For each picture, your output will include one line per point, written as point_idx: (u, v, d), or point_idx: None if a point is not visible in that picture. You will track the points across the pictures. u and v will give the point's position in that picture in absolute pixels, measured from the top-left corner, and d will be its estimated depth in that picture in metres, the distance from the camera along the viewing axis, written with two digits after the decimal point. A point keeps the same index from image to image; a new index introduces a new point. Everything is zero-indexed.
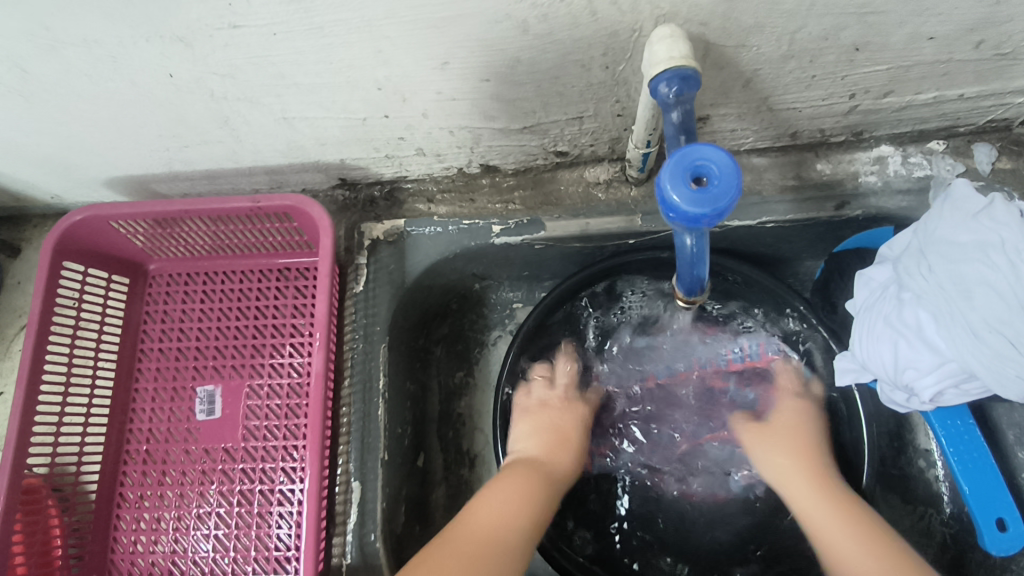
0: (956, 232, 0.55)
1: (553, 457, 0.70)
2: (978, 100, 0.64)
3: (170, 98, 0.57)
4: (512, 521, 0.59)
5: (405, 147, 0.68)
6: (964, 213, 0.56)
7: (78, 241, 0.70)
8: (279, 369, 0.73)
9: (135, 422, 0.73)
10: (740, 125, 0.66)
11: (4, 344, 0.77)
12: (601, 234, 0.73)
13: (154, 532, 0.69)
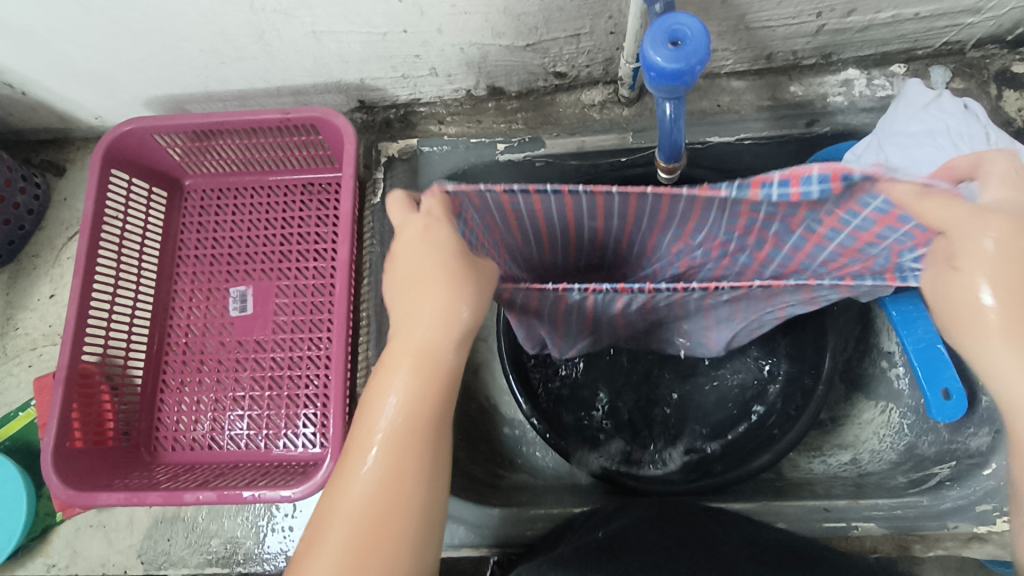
0: (908, 126, 0.64)
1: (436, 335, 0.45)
2: (932, 21, 0.72)
3: (214, 9, 0.64)
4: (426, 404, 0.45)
5: (420, 65, 0.75)
6: (915, 110, 0.64)
7: (125, 152, 0.77)
8: (305, 271, 0.81)
9: (175, 319, 0.81)
10: (720, 44, 0.74)
11: (53, 253, 0.85)
12: (596, 150, 0.80)
13: (195, 413, 0.77)
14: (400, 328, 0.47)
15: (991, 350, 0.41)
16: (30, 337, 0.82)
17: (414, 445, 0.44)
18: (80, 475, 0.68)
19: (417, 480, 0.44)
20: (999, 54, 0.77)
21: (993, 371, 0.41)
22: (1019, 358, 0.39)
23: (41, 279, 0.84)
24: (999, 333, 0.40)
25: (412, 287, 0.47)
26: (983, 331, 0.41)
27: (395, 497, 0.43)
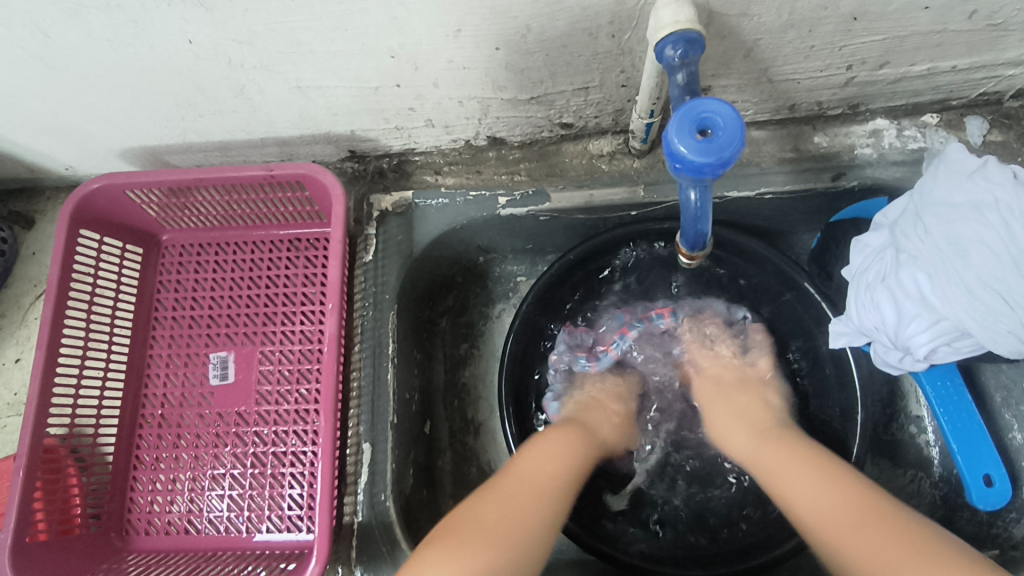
0: (950, 195, 0.58)
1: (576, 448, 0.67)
2: (970, 72, 0.66)
3: (187, 65, 0.58)
4: (560, 468, 0.63)
5: (414, 118, 0.70)
6: (957, 176, 0.59)
7: (95, 210, 0.71)
8: (291, 335, 0.75)
9: (150, 387, 0.75)
10: (741, 96, 0.68)
11: (20, 313, 0.79)
12: (605, 205, 0.75)
13: (170, 493, 0.71)
14: (518, 464, 0.63)
15: (792, 492, 0.58)
16: None
17: (532, 499, 0.58)
18: (41, 571, 0.62)
19: (535, 532, 0.55)
20: None
21: (812, 517, 0.55)
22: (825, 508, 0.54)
23: (7, 342, 0.78)
24: (795, 480, 0.58)
25: (554, 434, 0.67)
26: (782, 482, 0.59)
27: (512, 532, 0.54)
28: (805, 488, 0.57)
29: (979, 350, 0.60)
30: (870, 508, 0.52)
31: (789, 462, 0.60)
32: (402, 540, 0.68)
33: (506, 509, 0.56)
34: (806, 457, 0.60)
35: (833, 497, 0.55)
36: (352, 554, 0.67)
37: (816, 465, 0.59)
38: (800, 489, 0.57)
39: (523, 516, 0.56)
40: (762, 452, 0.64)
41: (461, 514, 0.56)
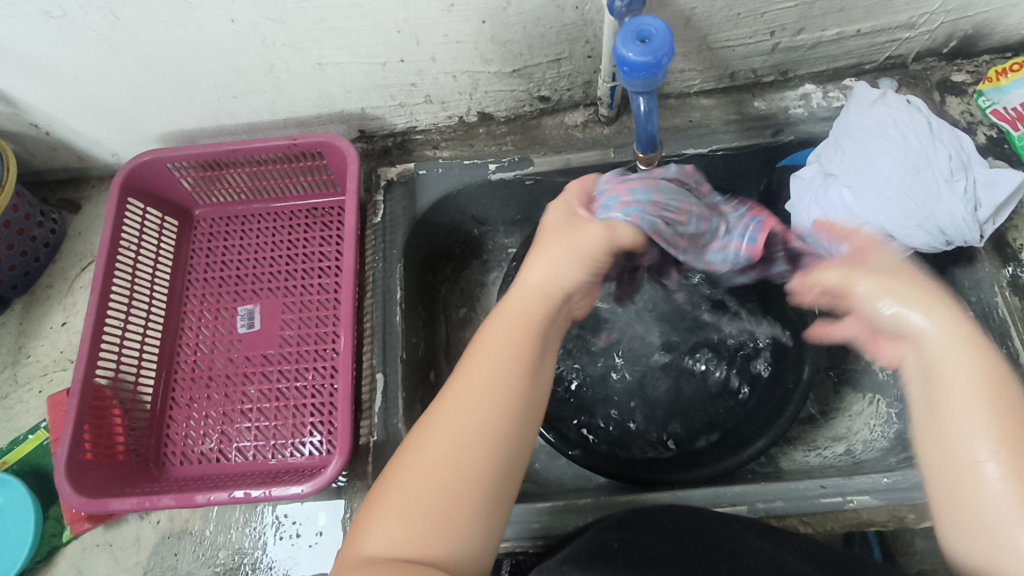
0: (860, 121, 0.70)
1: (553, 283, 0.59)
2: (873, 36, 0.80)
3: (230, 44, 0.71)
4: (509, 355, 0.55)
5: (415, 93, 0.82)
6: (864, 106, 0.71)
7: (141, 182, 0.83)
8: (310, 287, 0.84)
9: (184, 338, 0.84)
10: (686, 64, 0.82)
11: (67, 283, 0.89)
12: (581, 166, 0.87)
13: (203, 428, 0.79)
14: (486, 341, 0.56)
15: (975, 438, 0.47)
16: (41, 364, 0.84)
17: (471, 420, 0.52)
18: (92, 485, 0.70)
19: (472, 457, 0.51)
20: (939, 66, 0.86)
21: (994, 481, 0.46)
22: (995, 448, 0.47)
23: (54, 308, 0.87)
24: (983, 411, 0.48)
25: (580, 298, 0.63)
26: (971, 411, 0.48)
27: (452, 470, 0.50)
28: (984, 441, 0.47)
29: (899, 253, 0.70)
30: None
31: (918, 304, 0.52)
32: None
33: (456, 433, 0.51)
34: (981, 377, 0.49)
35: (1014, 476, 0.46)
36: (369, 468, 0.75)
37: (1004, 405, 0.48)
38: (977, 449, 0.47)
39: (474, 446, 0.51)
40: (944, 351, 0.50)
41: (432, 430, 0.52)
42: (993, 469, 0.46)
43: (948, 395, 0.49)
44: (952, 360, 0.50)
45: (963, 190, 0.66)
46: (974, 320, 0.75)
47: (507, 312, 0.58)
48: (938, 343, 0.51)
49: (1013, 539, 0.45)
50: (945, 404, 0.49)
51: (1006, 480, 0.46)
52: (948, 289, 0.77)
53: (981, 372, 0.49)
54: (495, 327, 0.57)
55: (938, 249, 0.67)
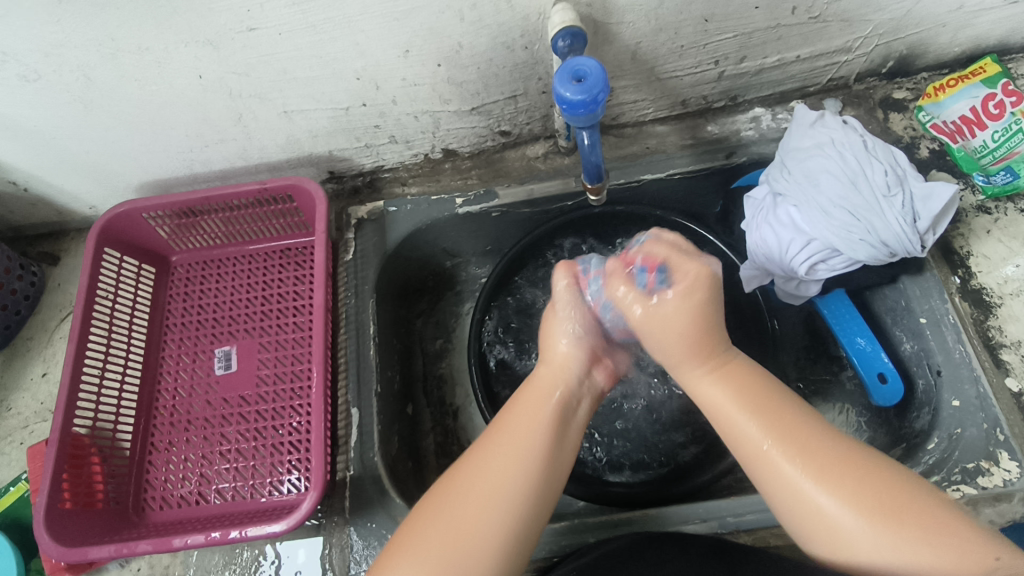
0: (801, 142, 0.74)
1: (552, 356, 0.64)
2: (814, 61, 0.84)
3: (197, 98, 0.74)
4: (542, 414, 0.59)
5: (380, 135, 0.86)
6: (805, 128, 0.75)
7: (117, 233, 0.85)
8: (284, 327, 0.86)
9: (162, 383, 0.85)
10: (639, 95, 0.86)
11: (47, 335, 0.90)
12: (544, 196, 0.90)
13: (183, 471, 0.80)
14: (516, 409, 0.59)
15: (779, 459, 0.53)
16: (22, 416, 0.86)
17: (498, 486, 0.53)
18: (71, 535, 0.70)
19: (496, 508, 0.52)
20: (879, 85, 0.90)
21: (795, 476, 0.52)
22: (801, 465, 0.52)
23: (35, 360, 0.89)
24: (778, 440, 0.54)
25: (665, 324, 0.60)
26: (768, 444, 0.54)
27: (481, 522, 0.52)
28: (792, 455, 0.53)
29: (850, 266, 0.73)
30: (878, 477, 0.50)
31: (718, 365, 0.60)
32: (390, 489, 0.77)
33: (491, 481, 0.54)
34: (780, 409, 0.56)
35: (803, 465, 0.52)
36: (347, 503, 0.76)
37: (766, 411, 0.55)
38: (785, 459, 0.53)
39: (501, 496, 0.53)
40: (706, 390, 0.60)
41: (455, 479, 0.54)
42: (791, 467, 0.52)
43: (727, 426, 0.57)
44: (714, 394, 0.59)
45: (900, 203, 0.68)
46: (927, 326, 0.77)
47: (531, 385, 0.62)
48: (710, 382, 0.59)
49: (842, 523, 0.49)
50: (741, 444, 0.56)
51: (814, 471, 0.51)
52: (902, 298, 0.80)
53: (733, 386, 0.58)
54: (519, 401, 0.60)
55: (884, 260, 0.70)
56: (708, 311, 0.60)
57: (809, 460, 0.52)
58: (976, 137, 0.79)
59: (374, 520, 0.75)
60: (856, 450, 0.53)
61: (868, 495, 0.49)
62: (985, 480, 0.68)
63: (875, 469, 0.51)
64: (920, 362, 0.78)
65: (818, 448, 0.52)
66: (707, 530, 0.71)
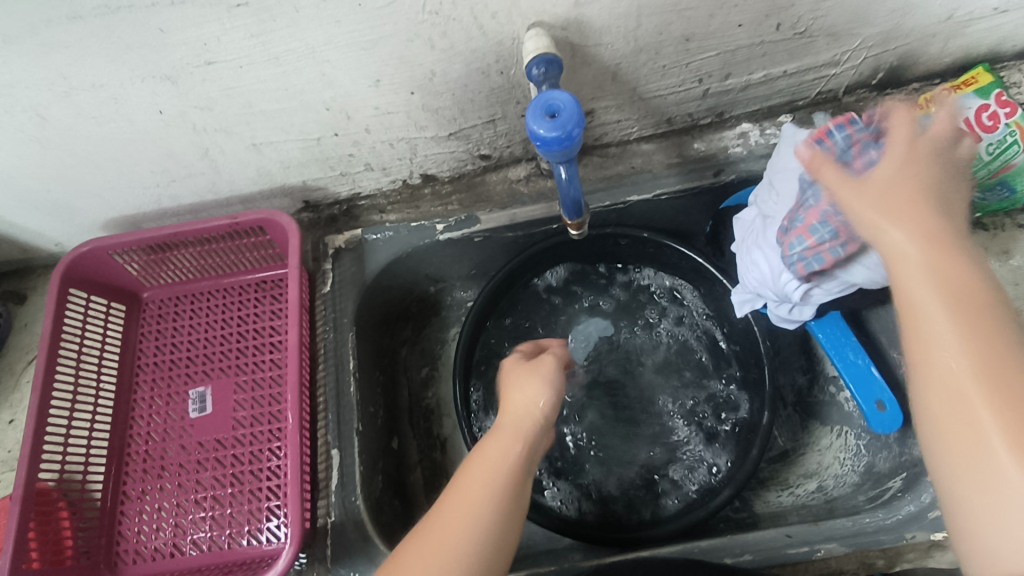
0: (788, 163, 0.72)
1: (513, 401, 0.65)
2: (801, 75, 0.81)
3: (159, 133, 0.71)
4: (506, 458, 0.59)
5: (355, 163, 0.82)
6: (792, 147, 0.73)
7: (83, 273, 0.82)
8: (261, 364, 0.83)
9: (135, 428, 0.82)
10: (622, 115, 0.83)
11: (14, 378, 0.87)
12: (528, 221, 0.87)
13: (157, 521, 0.77)
14: (480, 454, 0.60)
15: (957, 367, 0.46)
16: None
17: (460, 524, 0.53)
18: None
19: (458, 549, 0.52)
20: (869, 97, 0.87)
21: (988, 440, 0.45)
22: (979, 383, 0.45)
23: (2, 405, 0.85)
24: (958, 344, 0.47)
25: (904, 205, 0.52)
26: (943, 344, 0.47)
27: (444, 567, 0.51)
28: (980, 397, 0.45)
29: (844, 290, 0.71)
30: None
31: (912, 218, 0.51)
32: (374, 534, 0.74)
33: (450, 525, 0.53)
34: (955, 294, 0.48)
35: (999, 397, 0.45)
36: (328, 552, 0.73)
37: (976, 322, 0.47)
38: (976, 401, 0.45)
39: (467, 531, 0.53)
40: (908, 254, 0.50)
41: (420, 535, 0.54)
42: (956, 378, 0.46)
43: (919, 334, 0.49)
44: (926, 298, 0.48)
45: None
46: None
47: (506, 426, 0.62)
48: (914, 258, 0.50)
49: (1001, 467, 0.44)
50: (919, 334, 0.49)
51: (975, 394, 0.45)
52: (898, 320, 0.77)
53: (951, 286, 0.48)
54: (489, 446, 0.60)
55: (879, 283, 0.68)
56: (932, 196, 0.52)
57: (975, 375, 0.46)
58: None
59: (357, 569, 0.72)
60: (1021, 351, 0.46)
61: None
62: None
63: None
64: None
65: (985, 361, 0.46)
66: None
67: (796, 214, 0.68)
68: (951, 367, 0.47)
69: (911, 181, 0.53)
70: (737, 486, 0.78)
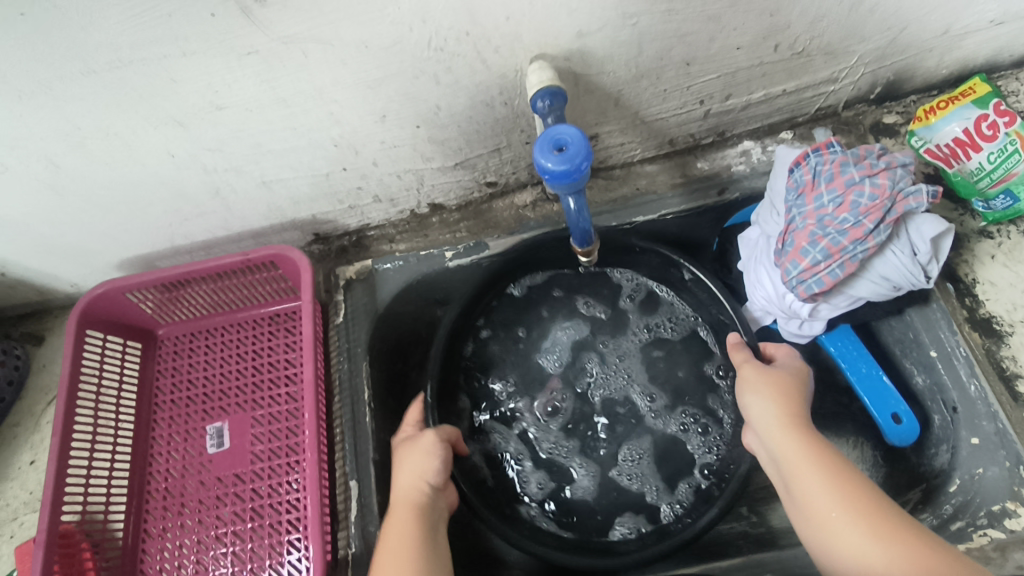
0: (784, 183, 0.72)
1: (405, 484, 0.71)
2: (799, 93, 0.82)
3: (173, 176, 0.72)
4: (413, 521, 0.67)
5: (363, 195, 0.84)
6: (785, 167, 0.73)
7: (99, 313, 0.83)
8: (277, 397, 0.84)
9: (154, 465, 0.83)
10: (625, 138, 0.84)
11: (34, 419, 0.88)
12: (536, 244, 0.88)
13: (178, 558, 0.77)
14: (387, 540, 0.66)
15: (823, 498, 0.59)
16: (10, 507, 0.83)
17: None
18: None
19: None
20: (869, 110, 0.88)
21: (856, 538, 0.56)
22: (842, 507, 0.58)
23: (22, 446, 0.86)
24: (817, 476, 0.61)
25: (820, 457, 0.62)
26: (806, 478, 0.61)
27: None
28: (846, 518, 0.57)
29: (853, 304, 0.71)
30: (882, 517, 0.57)
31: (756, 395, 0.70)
32: None
33: None
34: (778, 422, 0.67)
35: (864, 520, 0.56)
36: None
37: (820, 457, 0.62)
38: (841, 525, 0.57)
39: None
40: (795, 457, 0.63)
41: None
42: (826, 505, 0.59)
43: (795, 476, 0.62)
44: (763, 431, 0.68)
45: (896, 240, 0.66)
46: (938, 359, 0.75)
47: (398, 512, 0.68)
48: (776, 428, 0.66)
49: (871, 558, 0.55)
50: (813, 517, 0.60)
51: (840, 513, 0.58)
52: (910, 330, 0.78)
53: (782, 405, 0.68)
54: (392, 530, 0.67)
55: (887, 295, 0.69)
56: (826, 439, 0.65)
57: (836, 501, 0.59)
58: (971, 159, 0.76)
59: None
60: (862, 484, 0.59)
61: (884, 529, 0.55)
62: (1013, 522, 0.66)
63: (879, 508, 0.57)
64: (934, 397, 0.76)
65: (840, 488, 0.59)
66: None
67: (788, 237, 0.68)
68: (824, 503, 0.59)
69: (821, 451, 0.63)
70: (727, 502, 0.76)
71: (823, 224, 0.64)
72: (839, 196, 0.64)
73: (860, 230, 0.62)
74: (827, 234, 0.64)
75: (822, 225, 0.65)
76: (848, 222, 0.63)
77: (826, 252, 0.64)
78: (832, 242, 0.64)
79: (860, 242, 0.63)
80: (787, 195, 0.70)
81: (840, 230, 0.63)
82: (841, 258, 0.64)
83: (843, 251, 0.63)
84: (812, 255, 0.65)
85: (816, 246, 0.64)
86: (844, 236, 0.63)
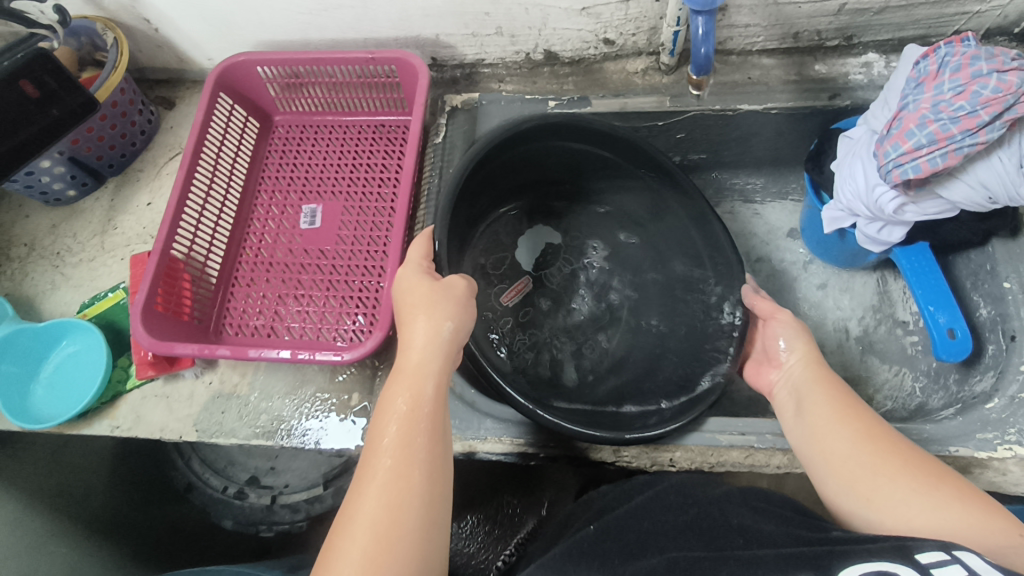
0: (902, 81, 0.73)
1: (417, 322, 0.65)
2: (942, 6, 0.80)
3: None
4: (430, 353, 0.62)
5: (487, 24, 0.87)
6: (907, 65, 0.73)
7: (232, 82, 0.90)
8: (369, 195, 0.91)
9: (252, 227, 0.92)
10: (751, 20, 0.84)
11: (156, 169, 0.98)
12: (637, 111, 0.90)
13: (260, 306, 0.86)
14: (396, 380, 0.60)
15: (833, 421, 0.60)
16: (126, 236, 0.94)
17: (412, 421, 0.57)
18: (159, 333, 0.77)
19: (421, 452, 0.55)
20: (1008, 45, 0.85)
21: (860, 456, 0.56)
22: (850, 428, 0.58)
23: (142, 189, 0.97)
24: (829, 402, 0.61)
25: (832, 389, 0.63)
26: (819, 403, 0.62)
27: (412, 471, 0.53)
28: (851, 435, 0.58)
29: (941, 211, 0.72)
30: (886, 439, 0.57)
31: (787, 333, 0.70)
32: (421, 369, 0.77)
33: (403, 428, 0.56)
34: (802, 357, 0.67)
35: (868, 442, 0.57)
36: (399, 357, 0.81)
37: (834, 387, 0.63)
38: (847, 448, 0.57)
39: (419, 424, 0.57)
40: (813, 387, 0.64)
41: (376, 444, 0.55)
42: (833, 427, 0.59)
43: (810, 400, 0.63)
44: (786, 363, 0.68)
45: (1007, 145, 0.65)
46: (1010, 291, 0.75)
47: (411, 353, 0.62)
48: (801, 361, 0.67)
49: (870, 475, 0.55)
50: (815, 439, 0.60)
51: (847, 434, 0.58)
52: (988, 262, 0.78)
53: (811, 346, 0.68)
54: (404, 370, 0.61)
55: (982, 206, 0.69)
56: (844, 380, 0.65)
57: (844, 421, 0.59)
58: None
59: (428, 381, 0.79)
60: (871, 415, 0.60)
61: (892, 453, 0.55)
62: None
63: (888, 436, 0.57)
64: (994, 326, 0.77)
65: (850, 416, 0.59)
66: (743, 442, 0.72)
67: (896, 122, 0.68)
68: (832, 425, 0.59)
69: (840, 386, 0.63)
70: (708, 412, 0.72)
71: (938, 110, 0.65)
72: (961, 86, 0.64)
73: (974, 120, 0.63)
74: (939, 121, 0.64)
75: (937, 111, 0.65)
76: (964, 110, 0.63)
77: (932, 139, 0.65)
78: (941, 128, 0.64)
79: (970, 133, 0.63)
80: (906, 86, 0.71)
81: (953, 118, 0.64)
82: (945, 146, 0.64)
83: (950, 139, 0.64)
84: (917, 139, 0.65)
85: (924, 130, 0.65)
86: (955, 125, 0.63)
